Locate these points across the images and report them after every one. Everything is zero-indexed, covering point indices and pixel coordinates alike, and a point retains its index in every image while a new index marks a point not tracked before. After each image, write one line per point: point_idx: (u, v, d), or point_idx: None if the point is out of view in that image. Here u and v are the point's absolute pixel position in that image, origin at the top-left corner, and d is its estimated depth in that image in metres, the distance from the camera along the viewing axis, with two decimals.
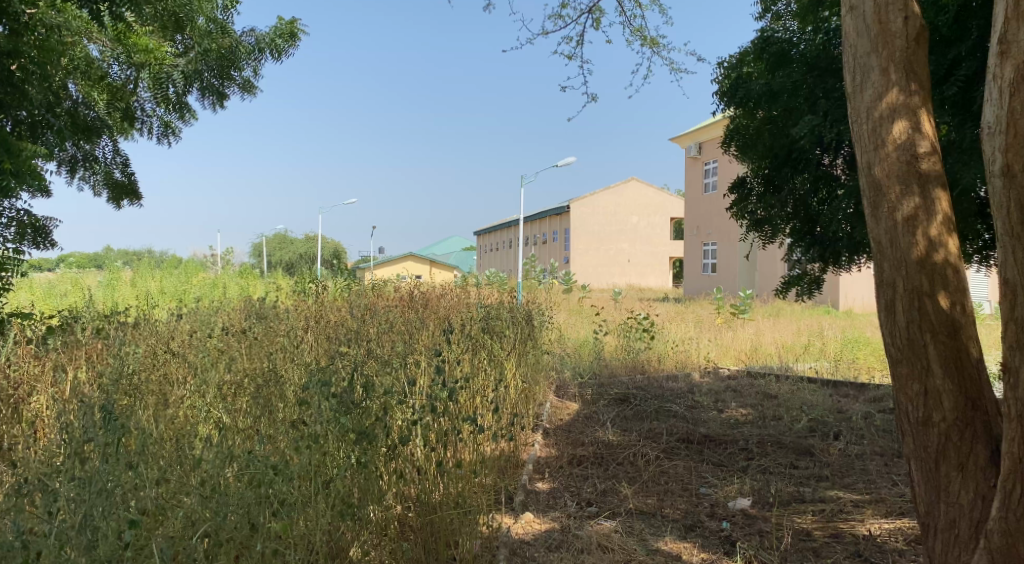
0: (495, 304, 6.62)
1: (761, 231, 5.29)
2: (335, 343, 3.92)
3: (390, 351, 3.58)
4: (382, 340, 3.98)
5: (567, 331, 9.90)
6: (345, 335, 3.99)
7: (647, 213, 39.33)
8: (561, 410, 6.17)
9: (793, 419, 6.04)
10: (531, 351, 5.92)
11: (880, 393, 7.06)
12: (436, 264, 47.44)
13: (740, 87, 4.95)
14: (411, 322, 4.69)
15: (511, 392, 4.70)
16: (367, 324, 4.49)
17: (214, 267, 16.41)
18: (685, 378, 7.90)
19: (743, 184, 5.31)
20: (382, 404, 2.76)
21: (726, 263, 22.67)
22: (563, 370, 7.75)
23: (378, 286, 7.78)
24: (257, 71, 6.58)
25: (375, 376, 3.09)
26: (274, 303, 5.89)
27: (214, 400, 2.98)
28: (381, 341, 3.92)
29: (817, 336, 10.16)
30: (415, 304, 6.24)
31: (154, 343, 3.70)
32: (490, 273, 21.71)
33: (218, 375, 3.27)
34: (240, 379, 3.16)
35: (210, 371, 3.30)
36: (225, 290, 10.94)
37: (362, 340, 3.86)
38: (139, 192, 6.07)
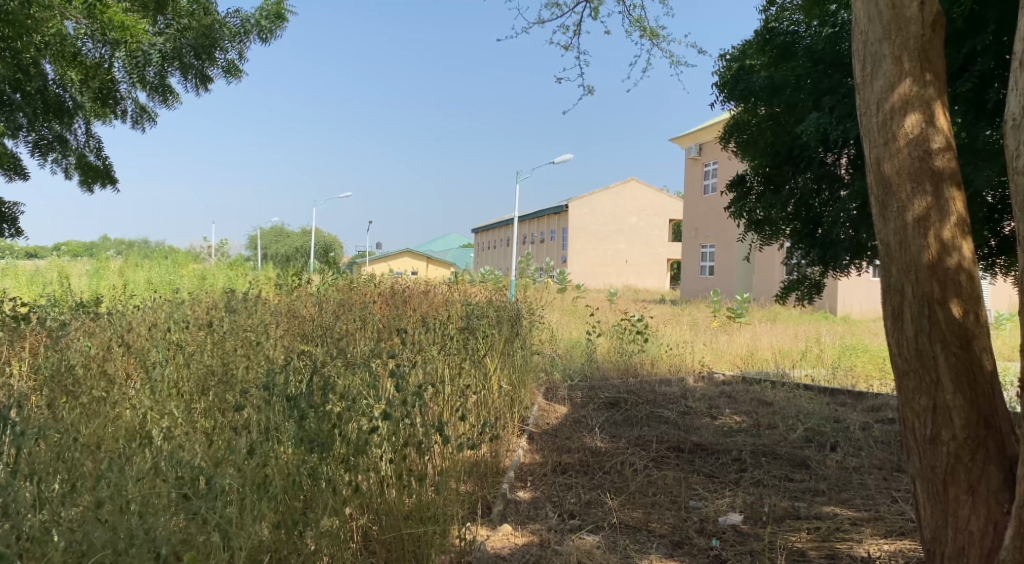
0: (483, 302, 6.40)
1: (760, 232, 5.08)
2: (306, 341, 3.70)
3: (362, 351, 3.36)
4: (356, 340, 3.76)
5: (560, 332, 9.70)
6: (317, 333, 3.77)
7: (645, 214, 39.12)
8: (549, 414, 5.96)
9: (789, 428, 5.82)
10: (519, 352, 5.71)
11: (879, 403, 6.85)
12: (433, 261, 47.23)
13: (741, 80, 4.73)
14: (392, 320, 4.47)
15: (494, 395, 4.48)
16: (344, 322, 4.28)
17: (205, 257, 16.18)
18: (679, 383, 7.70)
19: (742, 182, 5.09)
20: (345, 409, 2.54)
21: (724, 265, 22.46)
22: (554, 372, 7.54)
23: (365, 281, 7.56)
24: (242, 54, 6.40)
25: (341, 377, 2.87)
26: (253, 297, 5.68)
27: (163, 400, 2.76)
28: (352, 340, 3.71)
29: (814, 342, 9.96)
30: (400, 301, 6.03)
31: (111, 338, 3.48)
32: (486, 270, 21.51)
33: (173, 373, 3.04)
34: (196, 379, 2.94)
35: (164, 368, 3.08)
36: (213, 281, 10.72)
37: (335, 338, 3.64)
38: (113, 176, 5.99)
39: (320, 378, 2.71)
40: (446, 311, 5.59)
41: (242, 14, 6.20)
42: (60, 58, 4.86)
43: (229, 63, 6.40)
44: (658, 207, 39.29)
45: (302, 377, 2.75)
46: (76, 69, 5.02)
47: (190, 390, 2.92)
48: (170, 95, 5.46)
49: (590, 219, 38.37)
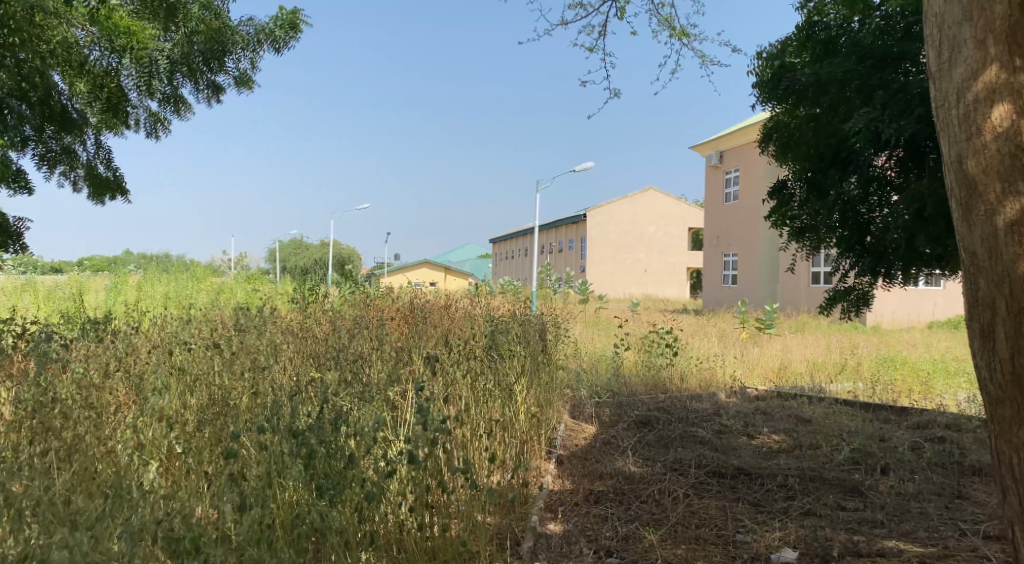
0: (506, 317, 6.14)
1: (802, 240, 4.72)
2: (320, 365, 3.46)
3: (378, 376, 3.09)
4: (371, 364, 3.49)
5: (584, 345, 9.39)
6: (331, 355, 3.52)
7: (664, 222, 38.66)
8: (577, 435, 5.64)
9: (834, 448, 5.42)
10: (546, 370, 5.41)
11: (925, 419, 6.30)
12: (451, 272, 47.14)
13: (782, 77, 4.34)
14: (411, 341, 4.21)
15: (521, 418, 4.19)
16: (360, 342, 4.02)
17: (226, 271, 16.15)
18: (711, 398, 7.36)
19: (784, 188, 4.74)
20: (358, 448, 2.26)
21: (748, 274, 21.98)
22: (580, 388, 7.23)
23: (384, 295, 7.35)
24: (255, 63, 6.27)
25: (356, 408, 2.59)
26: (267, 313, 5.47)
27: (159, 436, 2.51)
28: (367, 363, 3.45)
29: (850, 354, 9.51)
30: (420, 317, 5.77)
31: (112, 364, 3.25)
32: (506, 282, 21.29)
33: (173, 404, 2.80)
34: (196, 412, 2.69)
35: (164, 398, 2.84)
36: (231, 296, 10.60)
37: (350, 361, 3.38)
38: (123, 187, 5.97)
39: (330, 409, 2.43)
40: (468, 327, 5.33)
41: (256, 22, 6.07)
42: (67, 66, 4.86)
43: (241, 72, 6.26)
44: (678, 215, 38.82)
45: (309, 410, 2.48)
46: (84, 78, 4.98)
47: (194, 421, 2.68)
48: (184, 107, 5.34)
49: (608, 228, 38.04)
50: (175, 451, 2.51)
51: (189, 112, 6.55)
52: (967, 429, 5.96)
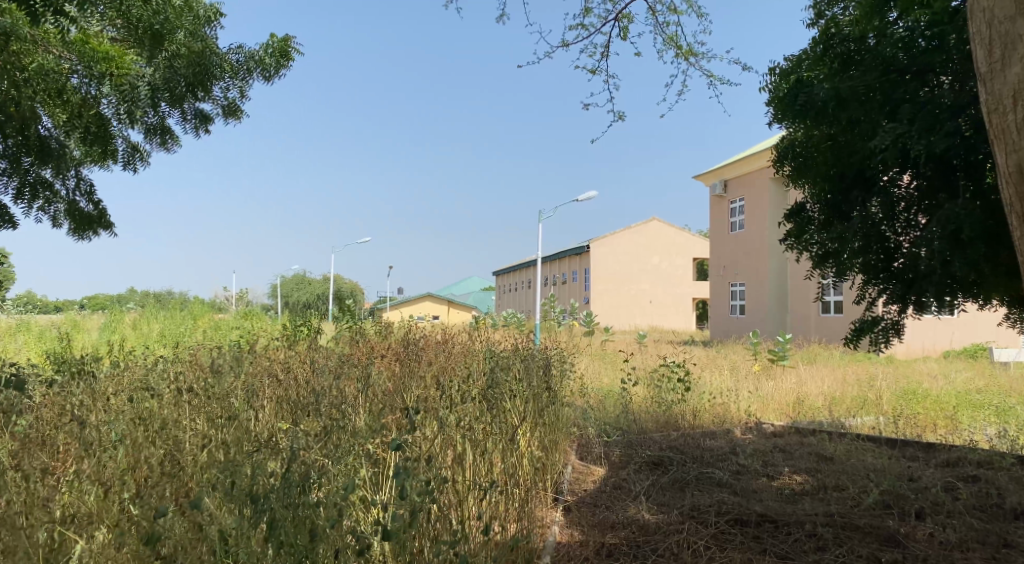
0: (508, 352, 5.83)
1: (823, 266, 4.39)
2: (300, 414, 3.14)
3: (358, 427, 2.75)
4: (354, 412, 3.15)
5: (591, 381, 9.04)
6: (311, 401, 3.20)
7: (668, 253, 38.40)
8: (584, 479, 5.24)
9: (861, 489, 4.97)
10: (550, 409, 5.06)
11: (955, 456, 5.89)
12: (454, 305, 46.92)
13: (799, 92, 4.05)
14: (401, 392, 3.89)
15: (523, 463, 3.84)
16: (346, 388, 3.70)
17: (226, 307, 15.93)
18: (725, 435, 6.98)
19: (802, 211, 4.45)
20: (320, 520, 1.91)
21: (755, 304, 21.61)
22: (587, 425, 6.86)
23: (381, 331, 7.07)
24: (244, 92, 6.15)
25: (328, 467, 2.25)
26: (254, 353, 5.18)
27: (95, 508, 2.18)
28: (348, 411, 3.10)
29: (868, 386, 9.11)
30: (418, 355, 5.47)
31: (68, 423, 2.95)
32: (509, 315, 21.01)
33: (122, 462, 2.48)
34: (144, 475, 2.36)
35: (113, 454, 2.51)
36: (227, 334, 10.34)
37: (330, 409, 3.06)
38: (107, 222, 5.83)
39: (294, 465, 2.10)
40: (468, 364, 5.02)
41: (246, 50, 5.95)
42: (48, 96, 4.75)
43: (231, 102, 6.11)
44: (682, 246, 38.61)
45: (270, 469, 2.14)
46: (63, 108, 4.88)
47: (147, 480, 2.36)
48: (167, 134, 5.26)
49: (612, 260, 37.85)
50: (117, 518, 2.17)
51: (177, 144, 6.45)
52: (1003, 467, 5.50)
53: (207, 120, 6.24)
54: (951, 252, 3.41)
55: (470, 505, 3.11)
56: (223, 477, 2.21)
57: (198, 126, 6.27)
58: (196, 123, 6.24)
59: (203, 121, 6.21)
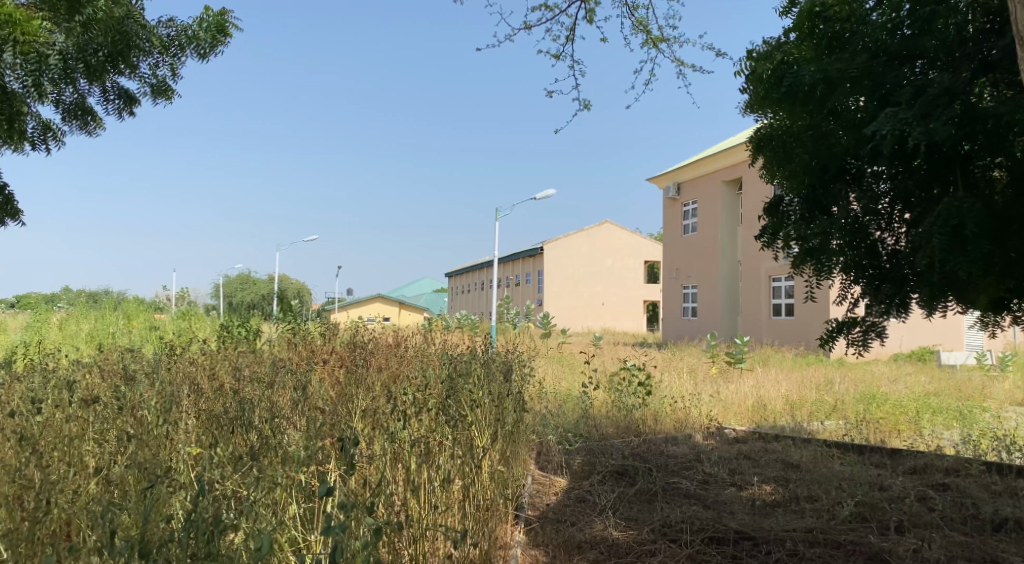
0: (464, 355, 5.43)
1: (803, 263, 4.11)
2: (224, 435, 2.67)
3: (286, 456, 2.30)
4: (286, 431, 2.70)
5: (549, 385, 8.70)
6: (237, 417, 2.73)
7: (621, 255, 38.58)
8: (545, 493, 4.86)
9: (834, 500, 4.75)
10: (511, 417, 4.68)
11: (921, 462, 5.77)
12: (405, 306, 46.07)
13: (784, 73, 3.80)
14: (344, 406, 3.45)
15: (484, 481, 3.44)
16: (280, 403, 3.23)
17: (162, 306, 14.99)
18: (688, 441, 6.74)
19: (779, 206, 4.20)
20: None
21: (707, 307, 21.76)
22: (546, 431, 6.50)
23: (327, 333, 6.55)
24: (175, 71, 5.58)
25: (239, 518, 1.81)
26: (180, 359, 4.63)
27: None
28: (278, 432, 2.65)
29: (826, 390, 9.05)
30: (368, 361, 5.01)
31: None
32: (461, 316, 20.53)
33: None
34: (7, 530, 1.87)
35: None
36: (159, 335, 9.58)
37: (255, 429, 2.60)
38: (12, 210, 5.22)
39: (194, 516, 1.65)
40: (421, 370, 4.61)
41: (178, 23, 5.35)
42: None
43: (160, 80, 5.51)
44: (634, 249, 38.87)
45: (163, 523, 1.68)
46: None
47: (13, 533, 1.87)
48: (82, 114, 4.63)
49: (566, 262, 37.81)
50: None
51: (100, 127, 5.83)
52: (971, 475, 5.40)
53: (134, 99, 5.64)
54: (951, 249, 3.11)
55: (424, 536, 2.69)
56: (103, 530, 1.74)
57: (124, 107, 5.67)
58: (121, 103, 5.63)
59: (128, 102, 5.61)
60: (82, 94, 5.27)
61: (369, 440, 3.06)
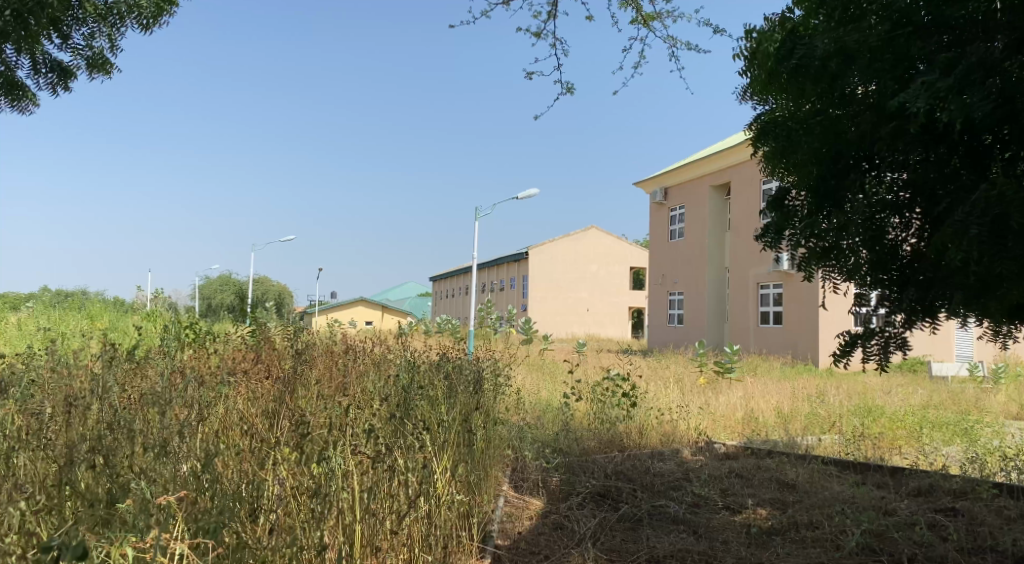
0: (432, 363, 4.91)
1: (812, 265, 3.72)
2: (85, 472, 2.14)
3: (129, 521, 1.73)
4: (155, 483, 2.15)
5: (529, 394, 8.20)
6: (105, 444, 2.20)
7: (606, 261, 38.22)
8: (517, 517, 4.33)
9: (838, 529, 4.27)
10: (481, 435, 4.15)
11: (925, 482, 5.33)
12: (386, 309, 45.33)
13: (794, 46, 3.41)
14: (270, 429, 2.91)
15: (421, 522, 2.92)
16: (185, 421, 2.69)
17: (128, 306, 14.24)
18: (675, 457, 6.27)
19: (784, 202, 3.86)
20: None
21: (693, 314, 21.39)
22: (523, 444, 5.99)
23: (284, 338, 5.99)
24: (114, 43, 5.03)
25: None
26: (101, 365, 4.05)
27: None
28: (145, 483, 2.10)
29: (818, 403, 8.63)
30: (322, 372, 4.48)
31: None
32: (443, 321, 19.91)
33: None
34: None
35: None
36: (112, 339, 8.93)
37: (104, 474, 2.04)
38: None
39: None
40: (376, 383, 4.08)
41: None
42: None
43: (97, 52, 4.97)
44: (620, 255, 38.56)
45: None
46: None
47: None
48: None
49: (551, 267, 37.40)
50: None
51: (33, 104, 5.28)
52: (981, 499, 4.95)
53: (69, 74, 5.09)
54: (990, 244, 2.67)
55: None
56: None
57: (58, 82, 5.12)
58: (54, 78, 5.07)
59: (63, 77, 5.06)
60: (7, 66, 4.72)
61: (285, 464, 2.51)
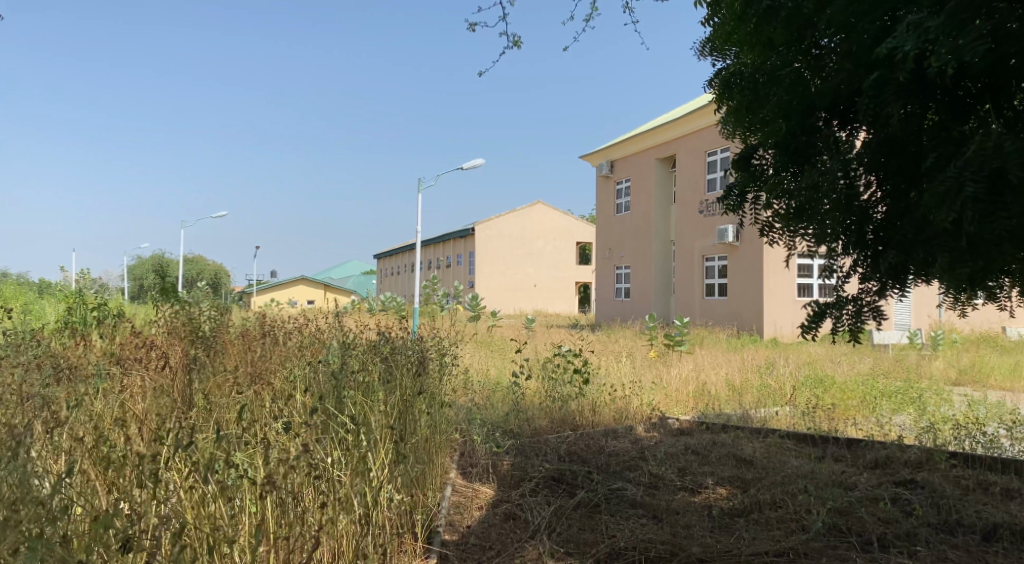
0: (370, 344, 4.48)
1: (781, 224, 3.49)
2: None
3: None
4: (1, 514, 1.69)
5: (476, 373, 7.84)
6: None
7: (553, 236, 38.08)
8: (466, 508, 3.99)
9: (802, 508, 4.10)
10: (425, 421, 3.78)
11: (881, 454, 5.26)
12: (328, 287, 44.20)
13: None
14: (172, 430, 2.46)
15: (354, 534, 2.52)
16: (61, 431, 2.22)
17: (40, 286, 13.10)
18: (629, 435, 6.05)
19: (751, 160, 3.63)
20: None
21: (640, 287, 21.44)
22: (471, 427, 5.64)
23: (205, 321, 5.42)
24: None
25: None
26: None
27: None
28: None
29: (769, 374, 8.58)
30: (244, 360, 3.99)
31: None
32: (388, 298, 19.29)
33: None
34: None
35: None
36: (15, 323, 8.08)
37: None
38: None
39: None
40: (306, 368, 3.64)
41: None
42: None
43: None
44: (566, 230, 38.46)
45: None
46: None
47: None
48: None
49: (498, 243, 37.02)
50: None
51: None
52: (937, 469, 4.89)
53: None
54: (984, 204, 2.45)
55: None
56: None
57: None
58: None
59: None
60: None
61: (167, 484, 2.07)
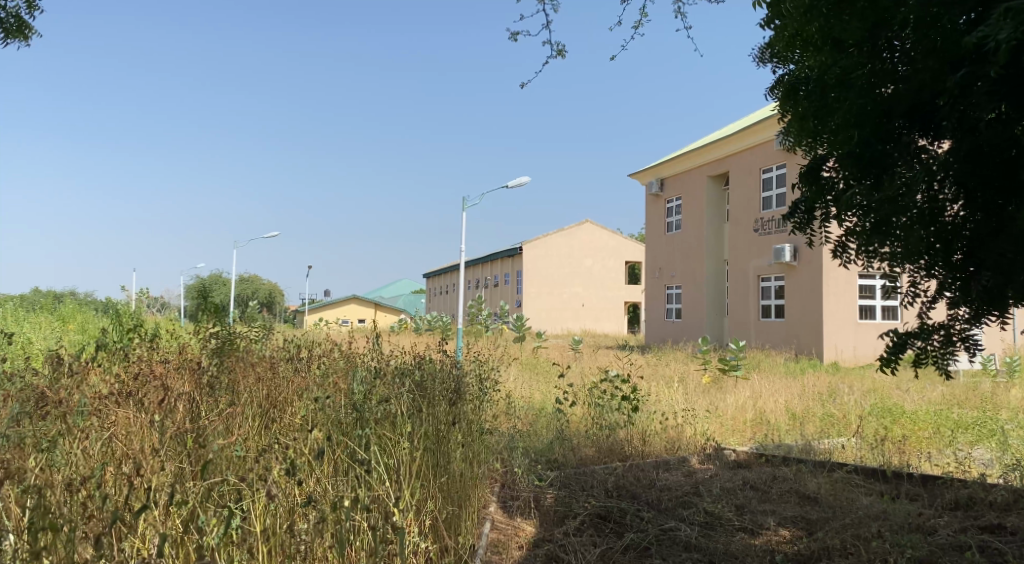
0: (406, 370, 4.28)
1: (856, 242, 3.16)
2: None
3: None
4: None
5: (521, 398, 7.57)
6: None
7: (601, 256, 37.65)
8: (505, 547, 3.70)
9: (878, 557, 3.66)
10: (460, 454, 3.54)
11: (963, 494, 4.76)
12: (378, 306, 44.71)
13: None
14: (182, 472, 2.30)
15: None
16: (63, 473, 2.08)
17: (99, 307, 13.47)
18: (682, 467, 5.68)
19: (820, 172, 3.32)
20: None
21: (692, 308, 20.83)
22: (513, 456, 5.37)
23: (244, 343, 5.33)
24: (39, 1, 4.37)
25: None
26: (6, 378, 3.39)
27: None
28: None
29: (831, 402, 8.04)
30: (274, 385, 3.83)
31: None
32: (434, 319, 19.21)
33: None
34: None
35: None
36: (68, 343, 8.23)
37: None
38: None
39: None
40: (336, 397, 3.46)
41: None
42: None
43: None
44: (615, 249, 37.98)
45: None
46: None
47: None
48: None
49: (545, 262, 36.81)
50: None
51: None
52: None
53: None
54: None
55: None
56: None
57: None
58: None
59: None
60: None
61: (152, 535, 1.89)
